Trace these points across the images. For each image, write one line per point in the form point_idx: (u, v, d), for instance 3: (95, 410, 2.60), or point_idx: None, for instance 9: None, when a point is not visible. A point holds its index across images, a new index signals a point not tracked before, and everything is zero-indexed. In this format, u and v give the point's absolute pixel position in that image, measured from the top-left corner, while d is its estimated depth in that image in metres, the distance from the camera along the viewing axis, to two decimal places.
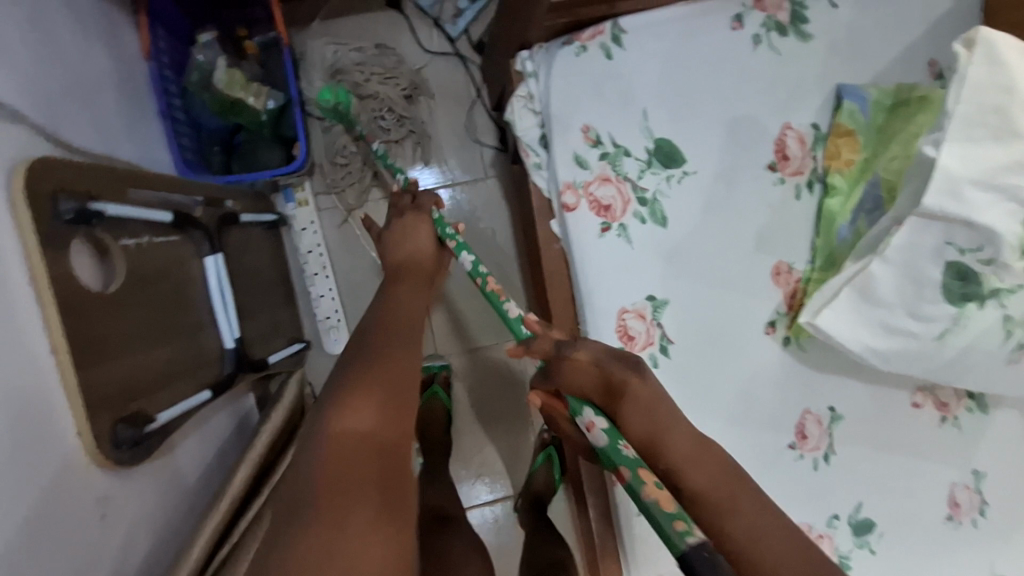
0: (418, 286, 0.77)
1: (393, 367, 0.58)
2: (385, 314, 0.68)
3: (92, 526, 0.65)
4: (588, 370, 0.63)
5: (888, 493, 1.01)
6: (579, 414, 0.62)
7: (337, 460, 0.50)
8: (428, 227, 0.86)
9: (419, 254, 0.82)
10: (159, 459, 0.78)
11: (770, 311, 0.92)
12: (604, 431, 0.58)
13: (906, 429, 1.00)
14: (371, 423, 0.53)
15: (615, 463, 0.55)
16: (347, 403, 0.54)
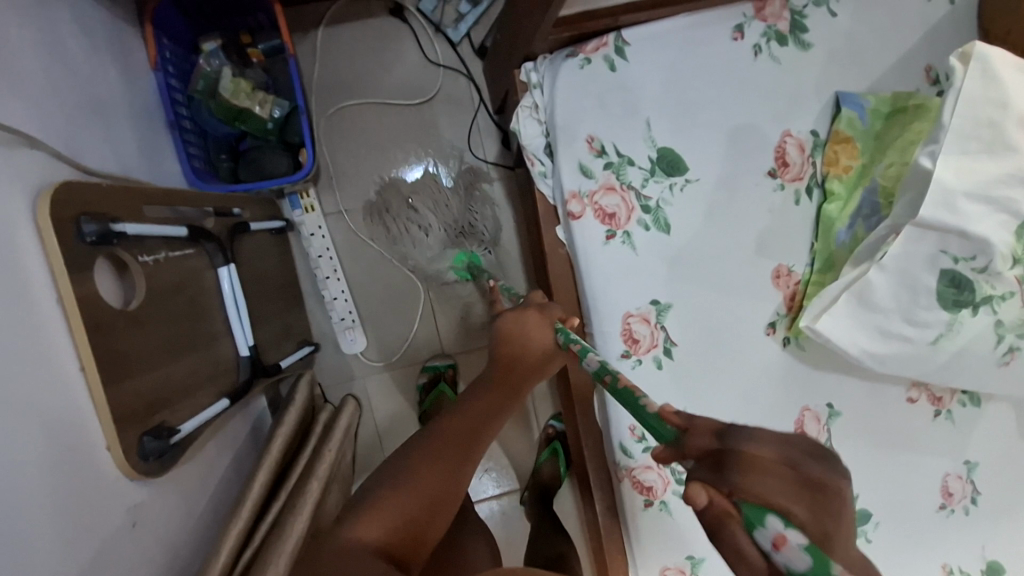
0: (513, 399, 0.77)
1: (437, 476, 0.66)
2: (462, 417, 0.73)
3: (125, 535, 0.68)
4: (775, 478, 0.41)
5: (884, 484, 1.05)
6: (757, 529, 0.41)
7: (355, 553, 0.59)
8: (548, 330, 0.80)
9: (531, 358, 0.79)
10: (183, 468, 0.80)
11: (771, 313, 0.95)
12: (808, 554, 0.39)
13: (902, 423, 1.04)
14: (376, 544, 0.60)
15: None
16: (363, 522, 0.61)
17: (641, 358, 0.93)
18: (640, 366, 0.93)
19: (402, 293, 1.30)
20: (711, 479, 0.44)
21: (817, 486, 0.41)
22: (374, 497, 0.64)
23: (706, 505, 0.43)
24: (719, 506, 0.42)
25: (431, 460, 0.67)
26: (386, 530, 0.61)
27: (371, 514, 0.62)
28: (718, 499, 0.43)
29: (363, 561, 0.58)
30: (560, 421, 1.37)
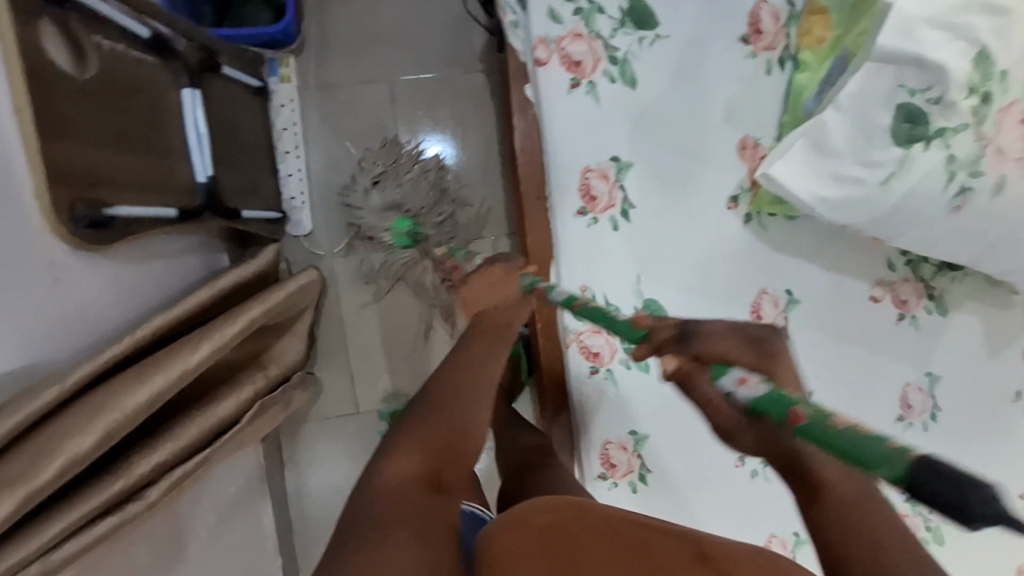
0: (492, 349, 0.85)
1: (455, 412, 0.79)
2: (456, 374, 0.82)
3: (51, 292, 0.68)
4: (730, 346, 0.63)
5: (840, 383, 1.04)
6: (722, 378, 0.58)
7: (399, 498, 0.69)
8: (513, 284, 0.88)
9: (502, 306, 0.87)
10: (119, 260, 0.80)
11: (733, 186, 0.93)
12: (765, 388, 0.53)
13: (862, 322, 1.03)
14: (409, 467, 0.72)
15: (790, 408, 0.50)
16: (396, 458, 0.73)
17: (597, 218, 0.92)
18: (596, 226, 0.92)
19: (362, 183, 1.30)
20: (683, 351, 0.65)
21: (764, 352, 0.63)
22: (403, 439, 0.75)
23: (675, 369, 0.67)
24: (682, 366, 0.66)
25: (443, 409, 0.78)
26: (414, 465, 0.72)
27: (399, 456, 0.73)
28: (686, 362, 0.66)
29: (404, 487, 0.70)
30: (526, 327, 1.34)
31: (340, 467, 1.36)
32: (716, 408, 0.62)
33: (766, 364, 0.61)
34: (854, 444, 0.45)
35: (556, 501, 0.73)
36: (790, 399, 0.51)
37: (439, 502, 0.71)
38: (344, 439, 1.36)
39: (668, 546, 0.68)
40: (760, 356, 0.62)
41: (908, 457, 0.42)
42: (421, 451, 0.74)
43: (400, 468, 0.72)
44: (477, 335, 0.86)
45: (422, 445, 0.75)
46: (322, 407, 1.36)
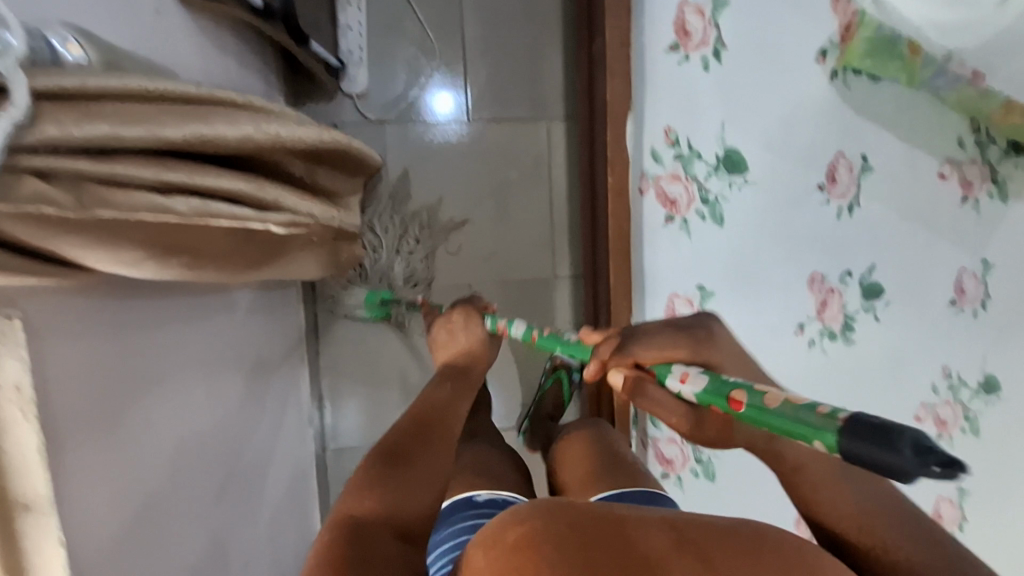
0: (469, 385, 0.66)
1: (416, 471, 0.53)
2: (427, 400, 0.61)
3: (155, 29, 0.64)
4: (665, 345, 0.49)
5: (903, 260, 1.05)
6: (668, 379, 0.47)
7: (349, 534, 0.47)
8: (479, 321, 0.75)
9: (473, 350, 0.71)
10: (205, 34, 0.76)
11: (824, 39, 0.93)
12: (703, 376, 0.44)
13: (929, 199, 1.04)
14: (371, 505, 0.50)
15: (726, 394, 0.41)
16: (353, 495, 0.51)
17: (689, 56, 0.91)
18: (686, 65, 0.91)
19: (421, 48, 1.26)
20: (619, 360, 0.50)
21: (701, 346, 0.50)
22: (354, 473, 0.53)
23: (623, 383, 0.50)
24: (629, 376, 0.49)
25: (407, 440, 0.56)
26: (382, 501, 0.50)
27: (348, 493, 0.51)
28: (630, 372, 0.49)
29: (365, 533, 0.47)
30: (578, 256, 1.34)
31: (376, 344, 1.34)
32: (666, 413, 0.47)
33: (703, 357, 0.49)
34: (789, 419, 0.36)
35: (530, 506, 0.43)
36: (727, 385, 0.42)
37: (398, 555, 0.47)
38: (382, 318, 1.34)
39: (643, 530, 0.41)
40: (696, 344, 0.50)
41: (839, 426, 0.33)
42: (370, 478, 0.52)
43: (353, 509, 0.50)
44: (443, 378, 0.67)
45: (365, 477, 0.52)
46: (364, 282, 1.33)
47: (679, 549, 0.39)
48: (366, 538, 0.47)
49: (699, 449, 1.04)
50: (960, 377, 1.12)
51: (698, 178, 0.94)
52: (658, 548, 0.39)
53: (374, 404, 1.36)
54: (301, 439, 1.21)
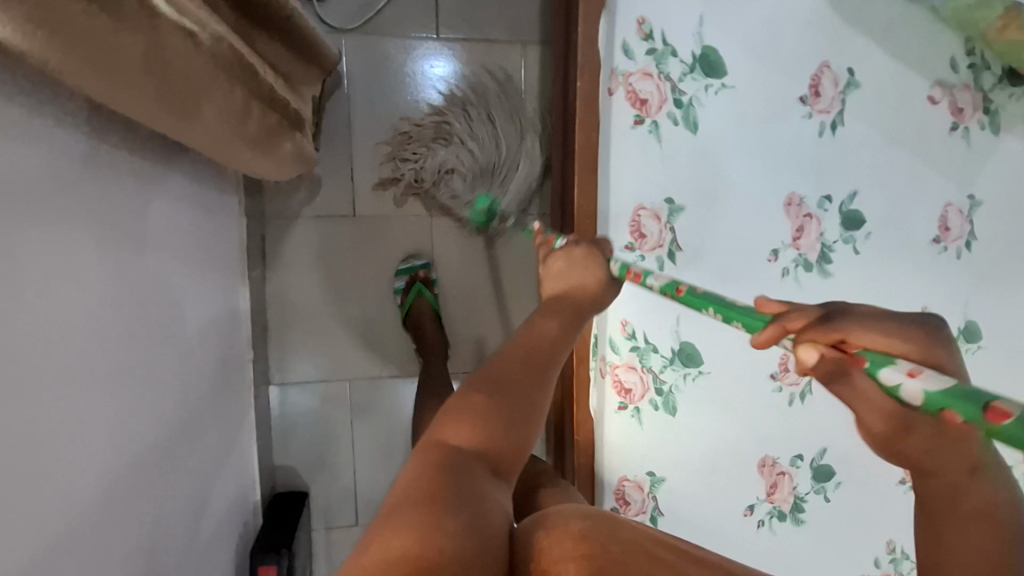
0: (571, 326, 0.64)
1: (511, 401, 0.55)
2: (529, 338, 0.61)
3: None
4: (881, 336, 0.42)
5: (887, 189, 0.99)
6: (881, 368, 0.39)
7: (440, 463, 0.49)
8: (598, 262, 0.70)
9: (583, 285, 0.68)
10: None
11: None
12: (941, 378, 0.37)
13: (918, 124, 0.97)
14: (464, 437, 0.52)
15: (986, 402, 0.34)
16: (449, 422, 0.53)
17: None
18: None
19: None
20: (824, 331, 0.42)
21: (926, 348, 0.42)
22: (457, 396, 0.56)
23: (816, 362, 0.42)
24: (830, 357, 0.41)
25: (510, 373, 0.57)
26: (474, 432, 0.52)
27: (450, 420, 0.53)
28: (830, 349, 0.42)
29: (456, 463, 0.50)
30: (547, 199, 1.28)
31: (327, 272, 1.25)
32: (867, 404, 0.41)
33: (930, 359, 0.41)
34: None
35: (592, 514, 0.51)
36: (975, 391, 0.35)
37: (488, 485, 0.50)
38: (332, 244, 1.24)
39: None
40: (923, 351, 0.42)
41: None
42: (476, 407, 0.54)
43: (447, 436, 0.52)
44: (552, 311, 0.65)
45: (470, 406, 0.54)
46: (314, 206, 1.22)
47: None
48: (462, 470, 0.49)
49: (660, 380, 0.97)
50: None
51: (671, 79, 0.87)
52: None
53: (323, 337, 1.27)
54: (239, 364, 1.12)
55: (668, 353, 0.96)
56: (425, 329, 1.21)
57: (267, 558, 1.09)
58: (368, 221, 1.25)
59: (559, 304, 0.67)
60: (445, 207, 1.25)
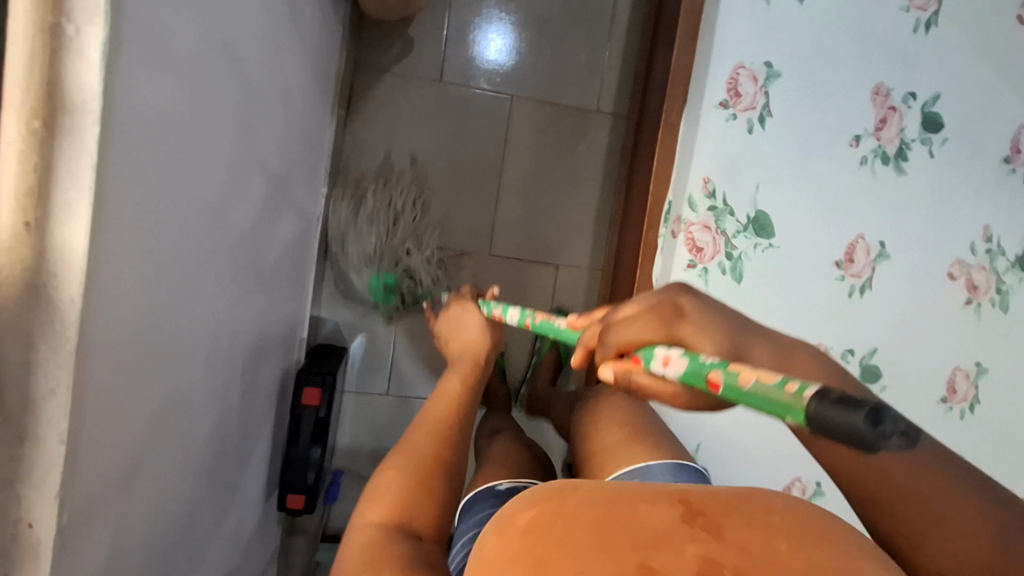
0: (466, 379, 0.88)
1: (421, 470, 0.72)
2: (428, 412, 0.81)
3: None
4: (642, 329, 0.48)
5: (968, 100, 1.04)
6: (652, 363, 0.45)
7: (373, 533, 0.64)
8: (472, 313, 0.96)
9: (470, 341, 0.94)
10: None
11: None
12: (686, 358, 0.43)
13: (1008, 41, 1.03)
14: (385, 511, 0.68)
15: (704, 376, 0.41)
16: (369, 504, 0.69)
17: None
18: None
19: None
20: (603, 350, 0.50)
21: (668, 321, 0.48)
22: (377, 479, 0.73)
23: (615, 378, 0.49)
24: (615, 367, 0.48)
25: (415, 445, 0.76)
26: (392, 507, 0.68)
27: (373, 504, 0.69)
28: (618, 361, 0.49)
29: (380, 533, 0.65)
30: (622, 106, 1.39)
31: (407, 139, 1.34)
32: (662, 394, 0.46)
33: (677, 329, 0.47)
34: (763, 398, 0.37)
35: (544, 490, 0.44)
36: (705, 365, 0.41)
37: (413, 546, 0.64)
38: (417, 109, 1.34)
39: (648, 511, 0.38)
40: (668, 320, 0.48)
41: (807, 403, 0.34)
42: (395, 483, 0.71)
43: (367, 517, 0.67)
44: (451, 373, 0.90)
45: (386, 489, 0.70)
46: (403, 65, 1.32)
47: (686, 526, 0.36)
48: (388, 537, 0.64)
49: (731, 245, 0.99)
50: (999, 244, 1.09)
51: None
52: (663, 526, 0.36)
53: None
54: (311, 196, 1.16)
55: (743, 219, 0.99)
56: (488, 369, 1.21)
57: (313, 380, 1.13)
58: (451, 93, 1.34)
59: (458, 363, 0.92)
60: (529, 90, 1.37)
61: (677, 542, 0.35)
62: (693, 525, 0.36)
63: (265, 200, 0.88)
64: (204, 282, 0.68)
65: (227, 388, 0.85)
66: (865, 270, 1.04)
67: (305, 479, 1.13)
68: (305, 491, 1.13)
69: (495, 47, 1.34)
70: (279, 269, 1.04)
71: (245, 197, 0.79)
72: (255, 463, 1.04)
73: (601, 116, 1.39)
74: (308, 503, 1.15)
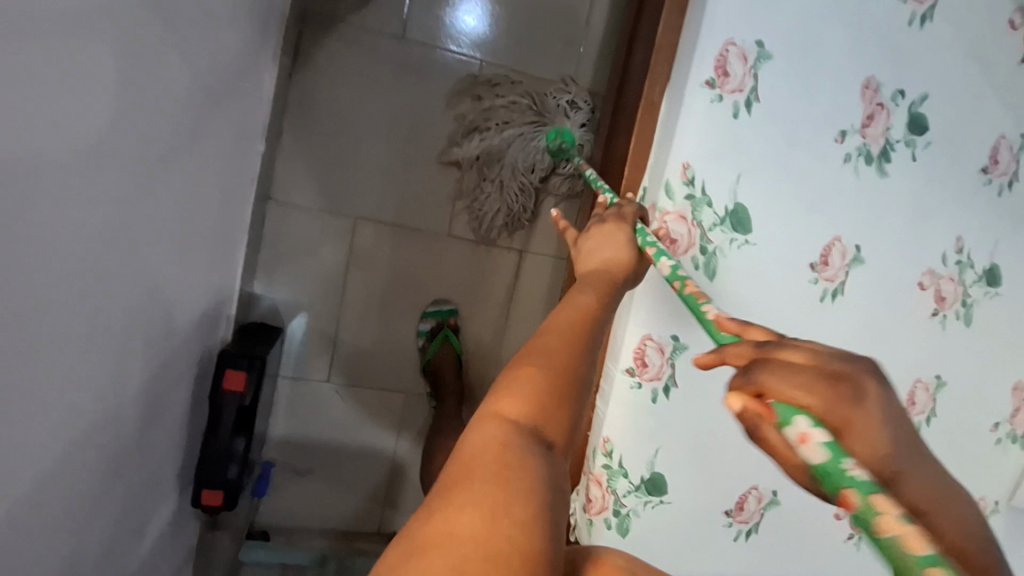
0: (608, 300, 0.65)
1: (566, 365, 0.53)
2: (567, 316, 0.59)
3: None
4: (799, 382, 0.38)
5: (953, 104, 1.00)
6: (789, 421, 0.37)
7: (505, 433, 0.47)
8: (619, 238, 0.75)
9: (613, 262, 0.72)
10: None
11: None
12: (827, 451, 0.35)
13: (994, 46, 1.00)
14: (523, 407, 0.49)
15: (837, 490, 0.34)
16: (502, 393, 0.50)
17: None
18: None
19: None
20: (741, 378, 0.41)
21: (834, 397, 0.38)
22: (508, 368, 0.53)
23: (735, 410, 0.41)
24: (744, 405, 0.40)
25: (556, 339, 0.55)
26: (532, 402, 0.49)
27: (503, 394, 0.50)
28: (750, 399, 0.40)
29: (515, 434, 0.47)
30: (599, 84, 1.30)
31: (365, 99, 1.20)
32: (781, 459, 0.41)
33: (848, 419, 0.39)
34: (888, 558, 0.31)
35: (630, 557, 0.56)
36: (853, 476, 0.34)
37: (547, 458, 0.47)
38: (375, 67, 1.20)
39: None
40: (838, 397, 0.39)
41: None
42: (534, 381, 0.51)
43: (501, 407, 0.49)
44: (590, 285, 0.66)
45: (522, 380, 0.51)
46: (361, 15, 1.18)
47: None
48: (523, 445, 0.46)
49: (707, 239, 0.92)
50: (970, 256, 1.07)
51: None
52: None
53: (326, 168, 1.21)
54: (244, 152, 1.02)
55: (721, 212, 0.92)
56: (446, 374, 1.25)
57: (238, 362, 0.97)
58: (416, 52, 1.21)
59: (597, 276, 0.69)
60: (502, 58, 1.25)
61: None
62: None
63: (172, 145, 0.75)
64: (65, 230, 0.56)
65: (119, 360, 0.73)
66: (840, 274, 1.00)
67: (225, 474, 0.97)
68: (226, 488, 0.97)
69: (465, 17, 1.22)
70: (198, 228, 0.90)
71: (137, 136, 0.66)
72: (160, 449, 0.90)
73: None
74: (228, 501, 0.99)
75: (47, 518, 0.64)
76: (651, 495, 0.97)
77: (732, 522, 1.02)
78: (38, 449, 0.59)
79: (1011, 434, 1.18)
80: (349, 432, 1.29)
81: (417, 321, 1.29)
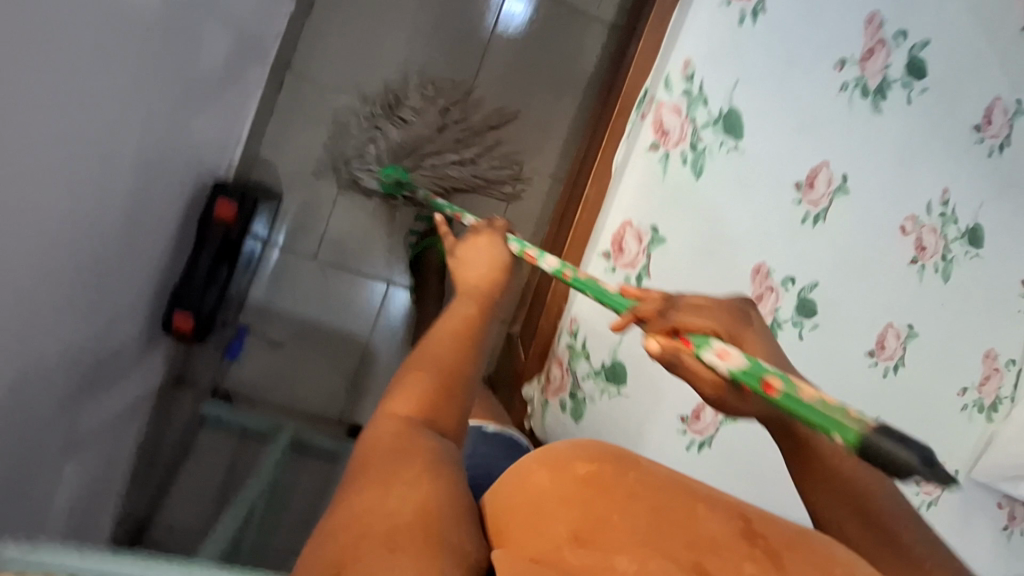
0: (480, 304, 0.71)
1: (451, 363, 0.60)
2: (454, 320, 0.65)
3: None
4: (701, 318, 0.58)
5: (955, 55, 1.03)
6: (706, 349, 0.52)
7: (397, 430, 0.53)
8: (491, 251, 0.79)
9: (485, 273, 0.76)
10: None
11: None
12: (745, 360, 0.49)
13: (1002, 5, 1.03)
14: (413, 406, 0.56)
15: (761, 379, 0.47)
16: (399, 394, 0.57)
17: None
18: None
19: None
20: (659, 321, 0.59)
21: (728, 328, 0.59)
22: (401, 374, 0.60)
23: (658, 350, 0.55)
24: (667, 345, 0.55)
25: (442, 342, 0.62)
26: (422, 397, 0.57)
27: (400, 395, 0.57)
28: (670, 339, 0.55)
29: (402, 429, 0.53)
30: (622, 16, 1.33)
31: None
32: (703, 378, 0.54)
33: (737, 335, 0.59)
34: (817, 413, 0.43)
35: (594, 448, 0.54)
36: (763, 370, 0.47)
37: (437, 441, 0.53)
38: None
39: (709, 515, 0.45)
40: (728, 324, 0.59)
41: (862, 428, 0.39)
42: (423, 381, 0.58)
43: (395, 408, 0.56)
44: (466, 295, 0.72)
45: (414, 380, 0.58)
46: None
47: (746, 539, 0.43)
48: (414, 435, 0.53)
49: (698, 136, 0.96)
50: (954, 211, 1.09)
51: None
52: (721, 530, 0.43)
53: (347, 54, 1.26)
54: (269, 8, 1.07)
55: (715, 112, 0.96)
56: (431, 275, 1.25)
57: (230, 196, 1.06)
58: None
59: (471, 287, 0.74)
60: None
61: (735, 554, 0.41)
62: (754, 543, 0.42)
63: None
64: None
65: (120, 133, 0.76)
66: (824, 200, 1.02)
67: (200, 300, 1.06)
68: (197, 314, 1.06)
69: None
70: (212, 59, 0.95)
71: None
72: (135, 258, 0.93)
73: (597, 22, 1.32)
74: (197, 329, 1.08)
75: (34, 249, 0.68)
76: (610, 384, 0.99)
77: (686, 430, 1.02)
78: (36, 164, 0.63)
79: (977, 403, 1.19)
80: (327, 314, 1.32)
81: (412, 220, 1.31)
